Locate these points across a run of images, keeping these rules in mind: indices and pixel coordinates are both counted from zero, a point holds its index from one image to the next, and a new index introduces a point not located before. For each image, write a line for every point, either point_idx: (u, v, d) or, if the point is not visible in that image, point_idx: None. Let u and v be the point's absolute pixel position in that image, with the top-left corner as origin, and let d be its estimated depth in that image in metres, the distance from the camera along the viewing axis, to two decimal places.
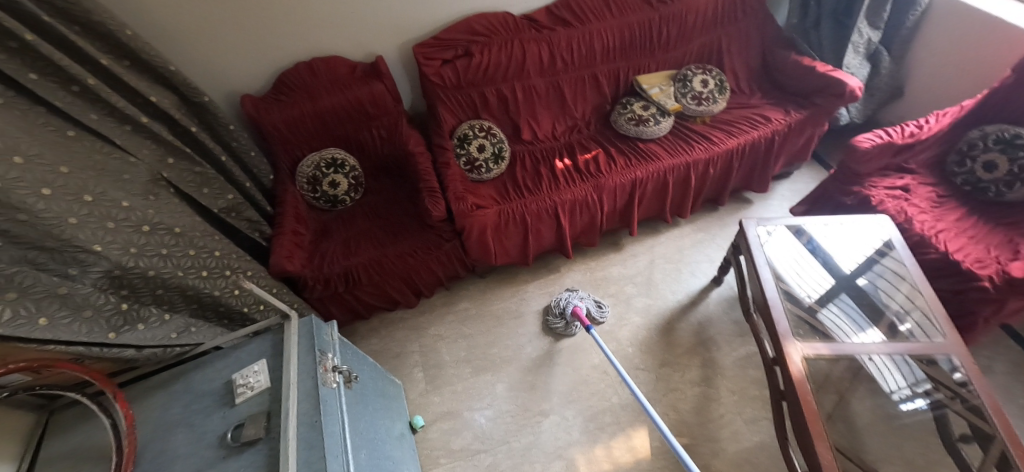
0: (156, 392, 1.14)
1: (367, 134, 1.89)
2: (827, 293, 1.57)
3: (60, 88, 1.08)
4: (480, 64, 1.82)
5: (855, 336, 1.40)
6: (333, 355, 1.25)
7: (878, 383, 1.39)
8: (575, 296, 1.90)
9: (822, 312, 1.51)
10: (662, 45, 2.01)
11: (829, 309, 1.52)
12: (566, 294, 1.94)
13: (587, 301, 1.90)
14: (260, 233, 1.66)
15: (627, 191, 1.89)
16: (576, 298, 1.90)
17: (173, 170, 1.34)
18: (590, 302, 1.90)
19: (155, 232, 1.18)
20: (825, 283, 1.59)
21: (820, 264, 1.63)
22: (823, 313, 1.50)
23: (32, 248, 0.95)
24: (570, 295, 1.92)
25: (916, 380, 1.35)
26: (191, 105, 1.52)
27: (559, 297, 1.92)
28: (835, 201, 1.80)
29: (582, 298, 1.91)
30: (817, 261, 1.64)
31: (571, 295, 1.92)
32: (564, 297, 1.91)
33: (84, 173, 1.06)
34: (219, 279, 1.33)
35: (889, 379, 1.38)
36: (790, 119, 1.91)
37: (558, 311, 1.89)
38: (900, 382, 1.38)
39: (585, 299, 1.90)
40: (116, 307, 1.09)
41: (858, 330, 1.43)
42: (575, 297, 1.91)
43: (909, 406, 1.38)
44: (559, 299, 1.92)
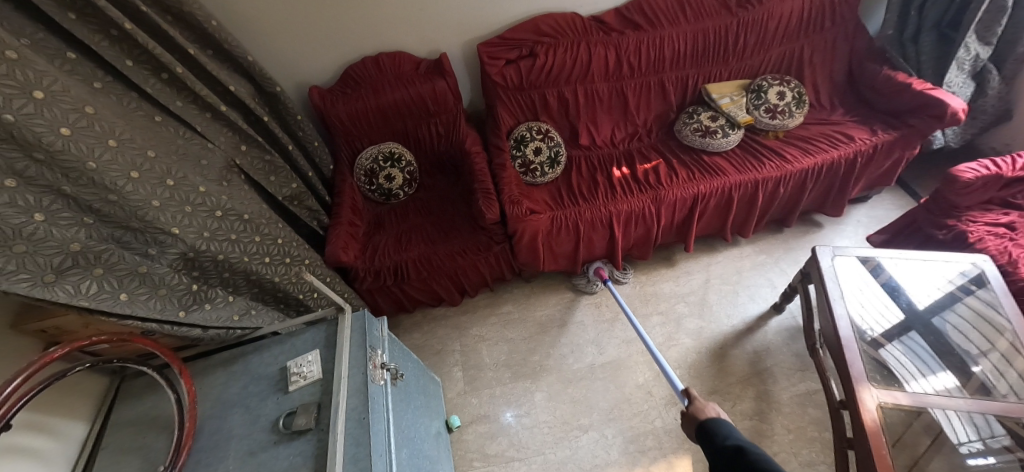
0: (217, 370, 1.19)
1: (425, 130, 1.90)
2: (893, 329, 1.44)
3: (151, 75, 1.14)
4: (544, 65, 1.78)
5: (920, 379, 1.31)
6: (383, 352, 1.26)
7: (947, 432, 1.22)
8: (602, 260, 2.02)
9: (886, 348, 1.39)
10: (737, 53, 1.89)
11: (893, 345, 1.40)
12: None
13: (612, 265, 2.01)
14: (319, 222, 1.70)
15: (688, 206, 1.79)
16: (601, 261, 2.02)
17: (245, 157, 1.39)
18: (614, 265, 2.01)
19: (226, 217, 1.23)
20: (893, 319, 1.46)
21: (885, 294, 1.51)
22: (887, 348, 1.39)
23: (119, 227, 1.00)
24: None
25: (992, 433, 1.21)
26: (265, 95, 1.57)
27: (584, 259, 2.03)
28: (924, 234, 1.64)
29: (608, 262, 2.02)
30: (885, 294, 1.51)
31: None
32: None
33: (168, 158, 1.11)
34: (280, 266, 1.37)
35: (958, 428, 1.22)
36: (877, 139, 1.75)
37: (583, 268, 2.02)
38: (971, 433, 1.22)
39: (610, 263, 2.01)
40: (187, 287, 1.13)
41: (926, 374, 1.32)
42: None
43: (979, 463, 1.19)
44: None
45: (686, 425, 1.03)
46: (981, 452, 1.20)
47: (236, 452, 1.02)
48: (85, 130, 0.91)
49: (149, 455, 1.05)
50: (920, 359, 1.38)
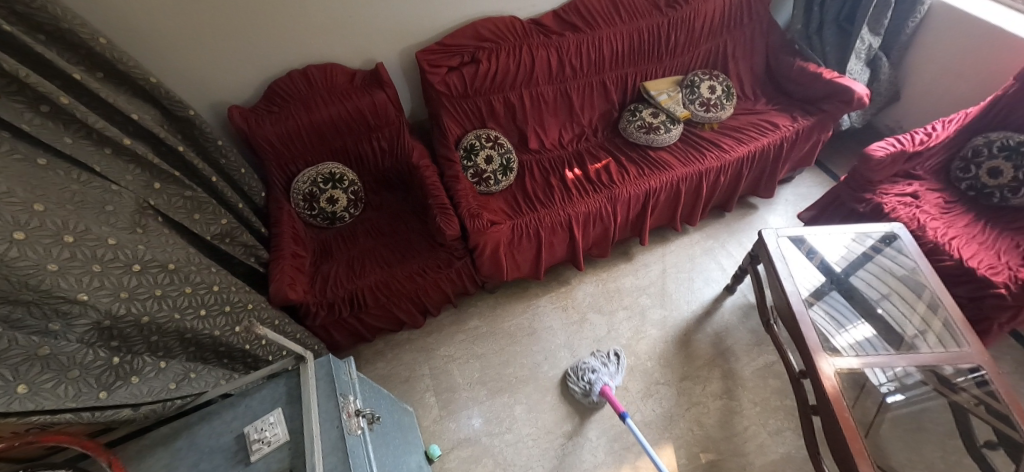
0: (155, 449, 1.00)
1: (367, 146, 1.77)
2: (817, 290, 1.58)
3: (27, 110, 0.93)
4: (487, 71, 1.73)
5: (840, 335, 1.46)
6: (355, 397, 1.14)
7: (869, 379, 1.34)
8: (604, 370, 1.69)
9: (814, 307, 1.51)
10: (670, 50, 1.97)
11: (819, 306, 1.54)
12: (592, 363, 1.71)
13: (613, 372, 1.71)
14: (257, 258, 1.52)
15: (641, 201, 1.84)
16: (604, 371, 1.69)
17: (160, 196, 1.20)
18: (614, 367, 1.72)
19: (147, 271, 1.04)
20: (815, 280, 1.60)
21: (807, 261, 1.62)
22: (815, 308, 1.51)
23: (6, 302, 0.81)
24: (598, 366, 1.70)
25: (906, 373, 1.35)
26: (175, 120, 1.37)
27: (583, 370, 1.70)
28: (846, 208, 1.82)
29: (608, 369, 1.71)
30: (807, 260, 1.63)
31: (598, 366, 1.70)
32: (589, 367, 1.70)
33: (63, 208, 0.91)
34: (218, 317, 1.20)
35: (877, 373, 1.34)
36: (798, 125, 1.91)
37: (582, 382, 1.68)
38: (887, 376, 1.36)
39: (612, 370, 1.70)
40: (107, 362, 0.95)
41: (843, 328, 1.49)
42: (600, 368, 1.70)
43: (896, 400, 1.38)
44: (585, 368, 1.70)
45: None
46: (898, 390, 1.38)
47: None
48: None
49: None
50: (841, 313, 1.55)
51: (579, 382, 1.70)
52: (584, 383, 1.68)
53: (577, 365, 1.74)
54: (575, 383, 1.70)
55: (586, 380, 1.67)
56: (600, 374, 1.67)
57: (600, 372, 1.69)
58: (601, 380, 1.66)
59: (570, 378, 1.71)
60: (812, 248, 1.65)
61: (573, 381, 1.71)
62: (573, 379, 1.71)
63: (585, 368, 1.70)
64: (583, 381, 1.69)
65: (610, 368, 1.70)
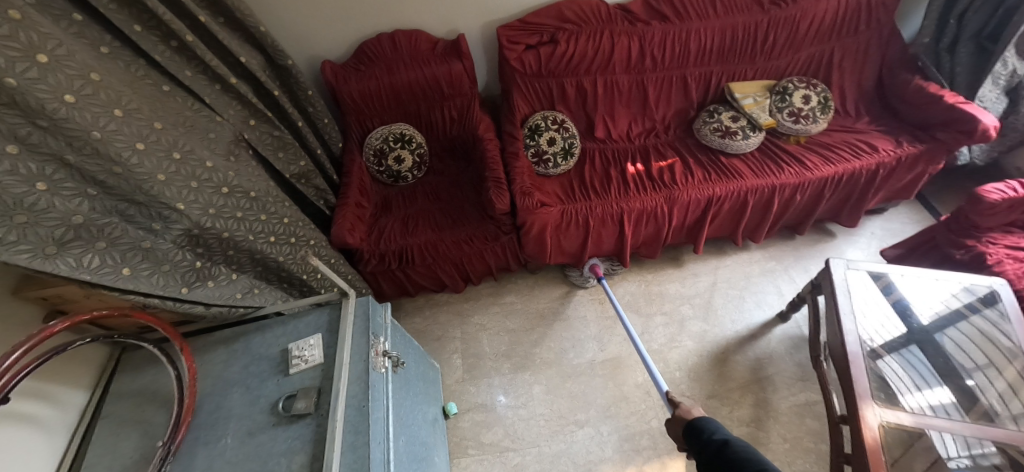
0: (219, 347, 1.19)
1: (438, 113, 1.86)
2: (894, 341, 1.42)
3: (161, 43, 1.11)
4: (564, 53, 1.72)
5: (914, 393, 1.30)
6: (385, 339, 1.25)
7: (936, 446, 1.20)
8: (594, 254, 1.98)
9: (884, 359, 1.37)
10: (765, 52, 1.82)
11: (891, 358, 1.38)
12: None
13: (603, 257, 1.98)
14: (325, 202, 1.68)
15: (701, 207, 1.76)
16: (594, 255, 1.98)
17: (253, 132, 1.36)
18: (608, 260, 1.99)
19: (233, 194, 1.20)
20: (893, 330, 1.43)
21: (885, 306, 1.47)
22: (885, 360, 1.37)
23: (124, 199, 0.98)
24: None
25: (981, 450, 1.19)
26: (276, 68, 1.53)
27: None
28: (941, 253, 1.61)
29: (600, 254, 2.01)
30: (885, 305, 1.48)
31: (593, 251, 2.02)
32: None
33: (176, 130, 1.08)
34: (285, 245, 1.36)
35: (948, 443, 1.20)
36: (901, 151, 1.70)
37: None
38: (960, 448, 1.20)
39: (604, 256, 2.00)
40: (191, 264, 1.12)
41: (920, 386, 1.32)
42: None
43: None
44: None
45: (673, 427, 1.08)
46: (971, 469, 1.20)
47: (234, 431, 1.04)
48: (90, 98, 0.89)
49: (149, 429, 1.07)
50: (914, 373, 1.35)
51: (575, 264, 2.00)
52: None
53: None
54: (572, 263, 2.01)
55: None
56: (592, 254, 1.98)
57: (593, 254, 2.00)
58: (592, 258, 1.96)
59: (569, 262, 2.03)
60: (891, 291, 1.49)
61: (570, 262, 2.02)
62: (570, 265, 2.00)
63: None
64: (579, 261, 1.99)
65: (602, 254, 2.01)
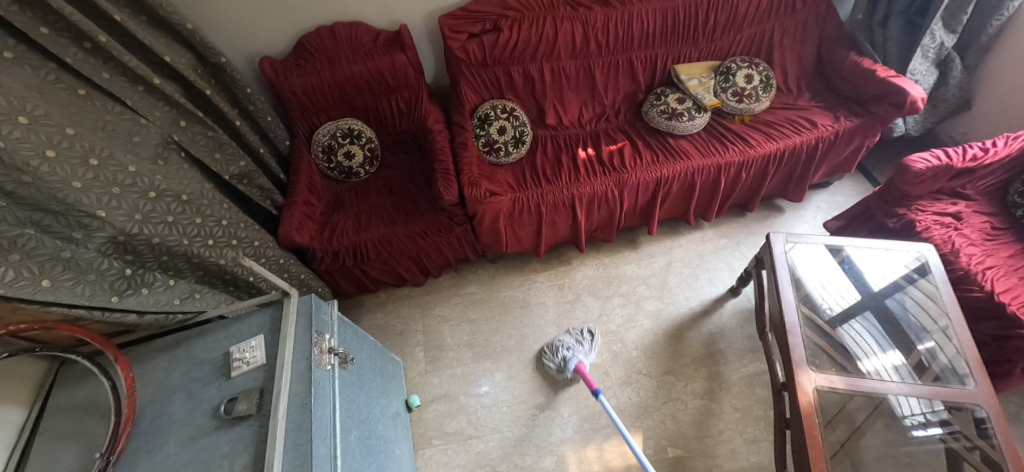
0: (159, 355, 1.17)
1: (386, 106, 1.84)
2: (852, 308, 1.54)
3: (71, 44, 1.06)
4: (508, 40, 1.72)
5: (874, 356, 1.40)
6: (331, 336, 1.25)
7: (893, 408, 1.29)
8: (577, 350, 1.70)
9: (845, 327, 1.49)
10: (707, 33, 1.85)
11: (850, 325, 1.50)
12: (567, 341, 1.74)
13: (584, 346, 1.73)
14: (272, 202, 1.66)
15: (651, 189, 1.79)
16: (576, 350, 1.71)
17: (184, 133, 1.33)
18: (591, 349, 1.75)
19: (162, 198, 1.19)
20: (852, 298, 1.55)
21: (848, 278, 1.57)
22: (844, 328, 1.48)
23: (37, 209, 0.95)
24: (573, 344, 1.73)
25: (934, 408, 1.26)
26: (209, 66, 1.49)
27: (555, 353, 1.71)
28: (875, 222, 1.70)
29: (581, 345, 1.73)
30: (844, 276, 1.58)
31: (573, 344, 1.73)
32: (564, 346, 1.72)
33: (93, 135, 1.05)
34: (225, 248, 1.35)
35: (904, 404, 1.28)
36: (839, 126, 1.75)
37: (557, 359, 1.70)
38: (917, 408, 1.28)
39: (587, 347, 1.73)
40: (120, 271, 1.10)
41: (878, 350, 1.42)
42: (573, 346, 1.73)
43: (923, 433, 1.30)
44: (560, 346, 1.72)
45: None
46: (924, 424, 1.30)
47: (176, 438, 1.03)
48: None
49: (88, 440, 1.06)
50: (855, 346, 1.43)
51: (554, 363, 1.72)
52: (559, 361, 1.70)
53: (552, 343, 1.76)
54: (550, 359, 1.73)
55: (561, 357, 1.69)
56: (575, 352, 1.69)
57: (574, 349, 1.72)
58: (576, 357, 1.68)
59: (545, 354, 1.75)
60: (854, 263, 1.58)
61: (548, 357, 1.74)
62: (549, 357, 1.74)
63: (560, 347, 1.72)
64: (558, 358, 1.71)
65: (585, 346, 1.73)
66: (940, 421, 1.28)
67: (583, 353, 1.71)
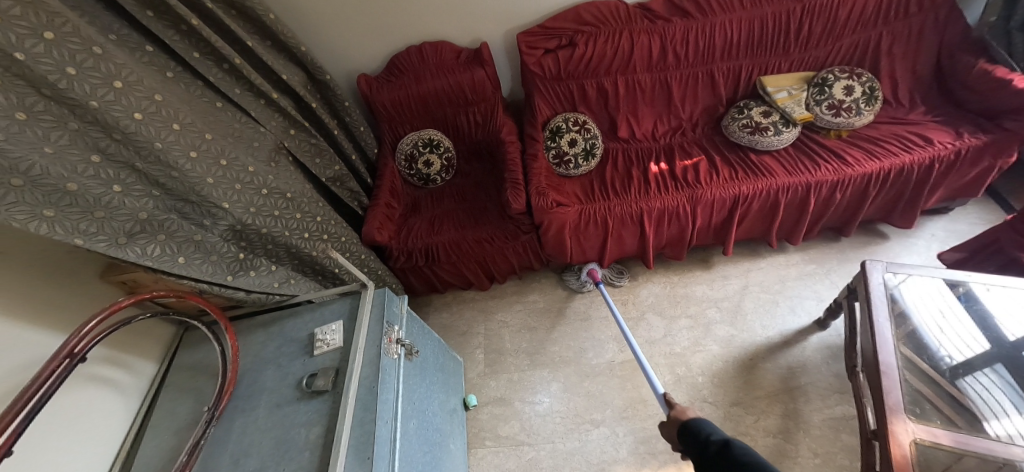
0: (259, 330, 1.35)
1: (463, 118, 1.96)
2: (978, 358, 1.31)
3: (215, 66, 1.30)
4: (583, 55, 1.75)
5: (1008, 417, 1.16)
6: (399, 328, 1.35)
7: None
8: None
9: (969, 379, 1.27)
10: (799, 42, 1.73)
11: (975, 378, 1.27)
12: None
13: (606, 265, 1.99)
14: (359, 203, 1.84)
15: (728, 207, 1.69)
16: None
17: (293, 140, 1.54)
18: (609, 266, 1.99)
19: (271, 195, 1.38)
20: (978, 347, 1.32)
21: (972, 320, 1.36)
22: (967, 381, 1.26)
23: (181, 199, 1.16)
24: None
25: None
26: (317, 83, 1.72)
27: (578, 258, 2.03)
28: (1007, 257, 1.46)
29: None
30: (966, 318, 1.37)
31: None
32: None
33: (224, 140, 1.27)
34: (317, 241, 1.53)
35: None
36: (961, 144, 1.53)
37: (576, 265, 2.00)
38: None
39: None
40: (235, 255, 1.30)
41: (1013, 410, 1.18)
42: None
43: None
44: None
45: (667, 428, 1.08)
46: None
47: (266, 403, 1.18)
48: (154, 115, 1.08)
49: (200, 397, 1.27)
50: (980, 403, 1.21)
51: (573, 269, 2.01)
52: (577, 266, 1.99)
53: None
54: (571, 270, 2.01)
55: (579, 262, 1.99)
56: None
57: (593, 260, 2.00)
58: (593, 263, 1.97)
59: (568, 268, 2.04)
60: (980, 304, 1.37)
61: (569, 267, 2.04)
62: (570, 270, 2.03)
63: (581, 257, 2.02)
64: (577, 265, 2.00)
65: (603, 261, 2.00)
66: None
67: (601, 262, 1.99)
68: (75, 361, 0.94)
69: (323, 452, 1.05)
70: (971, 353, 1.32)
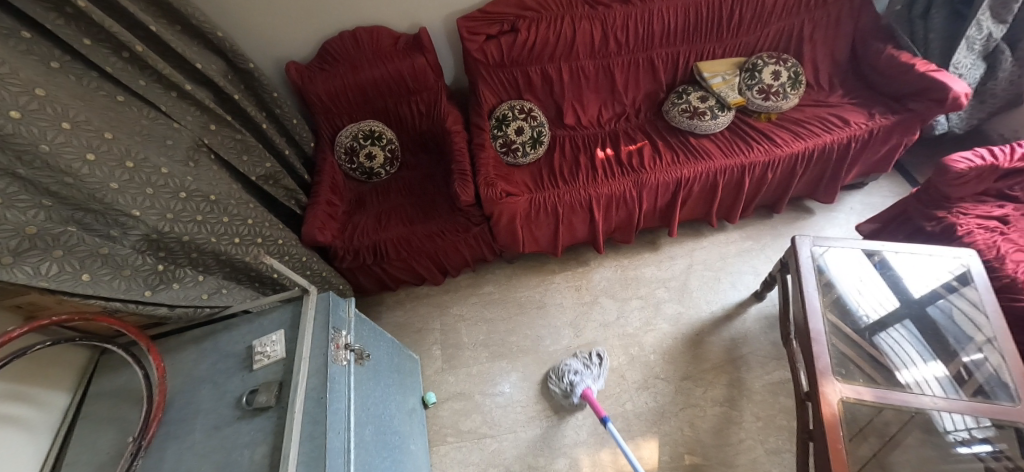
0: (188, 347, 1.24)
1: (406, 108, 1.88)
2: (890, 316, 1.45)
3: (112, 54, 1.14)
4: (526, 41, 1.72)
5: (914, 368, 1.31)
6: (348, 332, 1.29)
7: (935, 421, 1.20)
8: (586, 372, 1.65)
9: (883, 334, 1.41)
10: (731, 28, 1.80)
11: (888, 334, 1.41)
12: (575, 365, 1.67)
13: (597, 376, 1.67)
14: (297, 201, 1.72)
15: (671, 190, 1.75)
16: (586, 374, 1.65)
17: (214, 136, 1.40)
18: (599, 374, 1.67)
19: (192, 198, 1.25)
20: (889, 305, 1.47)
21: (885, 283, 1.49)
22: (881, 336, 1.40)
23: (79, 209, 1.03)
24: (583, 369, 1.66)
25: (979, 423, 1.18)
26: (239, 72, 1.57)
27: (563, 371, 1.67)
28: (913, 226, 1.62)
29: (589, 372, 1.67)
30: (879, 280, 1.50)
31: (581, 368, 1.66)
32: (572, 370, 1.66)
33: (129, 139, 1.13)
34: (251, 246, 1.41)
35: (947, 418, 1.19)
36: (873, 124, 1.67)
37: (563, 383, 1.64)
38: (960, 423, 1.19)
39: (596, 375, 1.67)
40: (153, 267, 1.17)
41: (920, 361, 1.33)
42: (580, 371, 1.66)
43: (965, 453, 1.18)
44: (568, 370, 1.67)
45: None
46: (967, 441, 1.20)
47: (202, 426, 1.09)
48: (37, 113, 0.93)
49: (124, 425, 1.15)
50: (893, 356, 1.35)
51: (560, 386, 1.66)
52: (565, 385, 1.64)
53: (559, 364, 1.71)
54: (557, 383, 1.67)
55: (568, 381, 1.63)
56: (582, 377, 1.63)
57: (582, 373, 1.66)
58: (583, 383, 1.62)
59: (552, 378, 1.69)
60: (891, 267, 1.50)
61: (554, 381, 1.68)
62: (554, 379, 1.69)
63: (569, 369, 1.66)
64: (565, 382, 1.65)
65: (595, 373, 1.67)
66: (984, 437, 1.18)
67: (591, 378, 1.65)
68: None
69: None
70: (881, 311, 1.46)
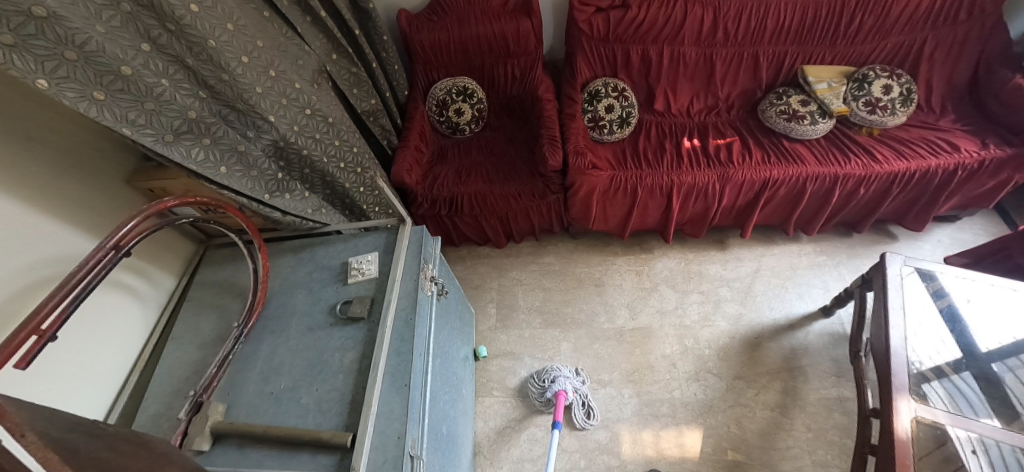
0: (289, 255, 1.33)
1: (501, 70, 1.92)
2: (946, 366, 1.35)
3: None
4: (634, 18, 1.73)
5: (960, 410, 1.24)
6: (433, 267, 1.34)
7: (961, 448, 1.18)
8: (567, 378, 1.65)
9: (931, 384, 1.29)
10: (847, 34, 1.75)
11: (936, 384, 1.29)
12: (563, 369, 1.68)
13: (574, 392, 1.63)
14: (389, 143, 1.80)
15: (755, 190, 1.72)
16: (565, 380, 1.64)
17: (335, 65, 1.49)
18: (578, 397, 1.63)
19: (314, 117, 1.34)
20: (948, 356, 1.37)
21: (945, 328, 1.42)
22: (931, 385, 1.29)
23: (227, 106, 1.12)
24: (566, 375, 1.66)
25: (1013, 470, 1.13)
26: (358, 10, 1.64)
27: (549, 370, 1.68)
28: (1013, 263, 1.54)
29: (573, 381, 1.66)
30: (946, 325, 1.43)
31: (565, 375, 1.66)
32: (555, 372, 1.67)
33: (273, 52, 1.21)
34: (351, 173, 1.50)
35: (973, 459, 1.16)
36: (987, 154, 1.59)
37: (543, 382, 1.65)
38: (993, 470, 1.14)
39: (574, 387, 1.64)
40: (274, 174, 1.26)
41: (964, 409, 1.25)
42: (565, 376, 1.66)
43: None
44: (553, 371, 1.68)
45: None
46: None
47: (298, 327, 1.18)
48: (210, 9, 1.02)
49: (226, 314, 1.25)
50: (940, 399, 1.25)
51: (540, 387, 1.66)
52: (545, 384, 1.64)
53: (546, 368, 1.71)
54: (537, 382, 1.67)
55: (546, 380, 1.65)
56: (559, 380, 1.63)
57: (570, 386, 1.64)
58: (559, 385, 1.61)
59: (534, 376, 1.69)
60: (962, 315, 1.44)
61: (536, 378, 1.68)
62: (536, 378, 1.69)
63: (563, 374, 1.66)
64: (544, 383, 1.66)
65: (574, 386, 1.64)
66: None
67: (568, 382, 1.63)
68: (120, 254, 0.90)
69: (359, 375, 1.06)
70: (965, 356, 1.39)
